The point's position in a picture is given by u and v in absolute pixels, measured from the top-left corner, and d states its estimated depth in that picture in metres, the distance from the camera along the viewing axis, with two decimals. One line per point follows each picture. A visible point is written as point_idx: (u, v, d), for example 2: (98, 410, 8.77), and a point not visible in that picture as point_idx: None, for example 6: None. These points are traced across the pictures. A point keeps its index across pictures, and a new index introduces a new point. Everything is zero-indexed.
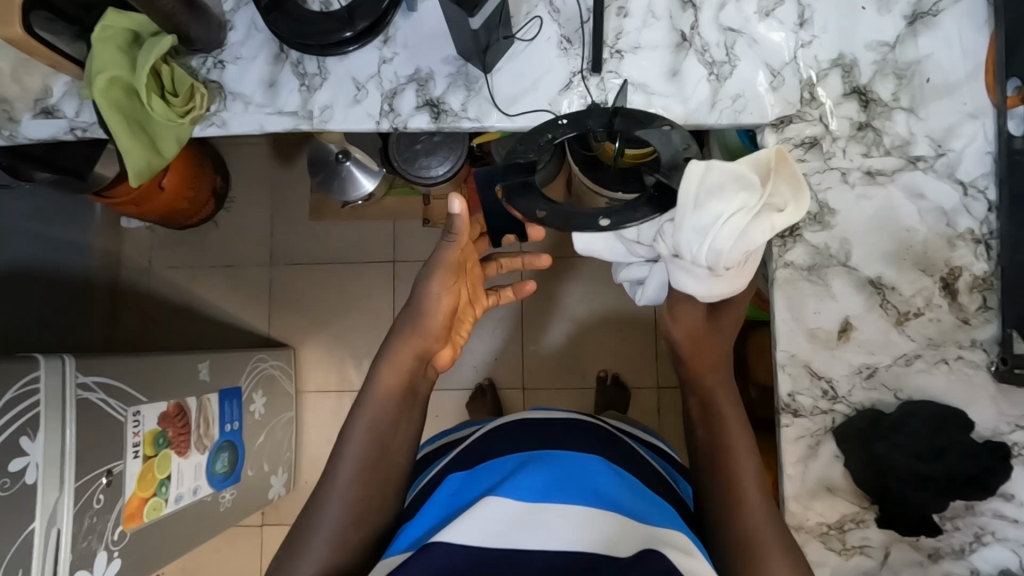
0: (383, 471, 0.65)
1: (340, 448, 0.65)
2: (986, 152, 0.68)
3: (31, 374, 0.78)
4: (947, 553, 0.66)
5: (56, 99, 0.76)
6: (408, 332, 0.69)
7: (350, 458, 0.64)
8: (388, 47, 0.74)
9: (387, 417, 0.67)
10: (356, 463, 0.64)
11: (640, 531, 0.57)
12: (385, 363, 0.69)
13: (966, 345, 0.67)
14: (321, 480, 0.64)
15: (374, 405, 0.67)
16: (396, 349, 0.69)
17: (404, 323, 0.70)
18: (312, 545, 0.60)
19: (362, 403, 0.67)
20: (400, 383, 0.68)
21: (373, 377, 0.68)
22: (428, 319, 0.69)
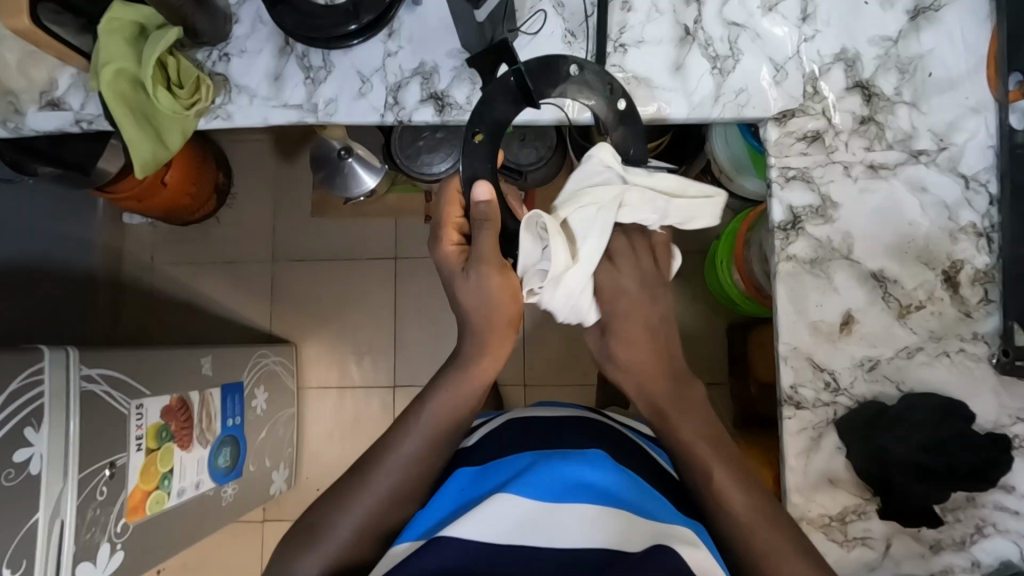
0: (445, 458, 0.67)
1: (411, 419, 0.67)
2: (988, 146, 0.68)
3: (36, 365, 0.78)
4: (948, 544, 0.66)
5: (62, 91, 0.77)
6: (484, 322, 0.67)
7: (422, 433, 0.66)
8: (393, 40, 0.74)
9: (464, 406, 0.68)
10: (425, 439, 0.66)
11: (647, 531, 0.57)
12: (475, 354, 0.68)
13: (968, 338, 0.67)
14: (380, 450, 0.65)
15: (456, 389, 0.68)
16: (485, 342, 0.68)
17: (476, 317, 0.67)
18: (349, 513, 0.61)
19: (447, 384, 0.68)
20: (487, 377, 0.69)
21: (465, 364, 0.68)
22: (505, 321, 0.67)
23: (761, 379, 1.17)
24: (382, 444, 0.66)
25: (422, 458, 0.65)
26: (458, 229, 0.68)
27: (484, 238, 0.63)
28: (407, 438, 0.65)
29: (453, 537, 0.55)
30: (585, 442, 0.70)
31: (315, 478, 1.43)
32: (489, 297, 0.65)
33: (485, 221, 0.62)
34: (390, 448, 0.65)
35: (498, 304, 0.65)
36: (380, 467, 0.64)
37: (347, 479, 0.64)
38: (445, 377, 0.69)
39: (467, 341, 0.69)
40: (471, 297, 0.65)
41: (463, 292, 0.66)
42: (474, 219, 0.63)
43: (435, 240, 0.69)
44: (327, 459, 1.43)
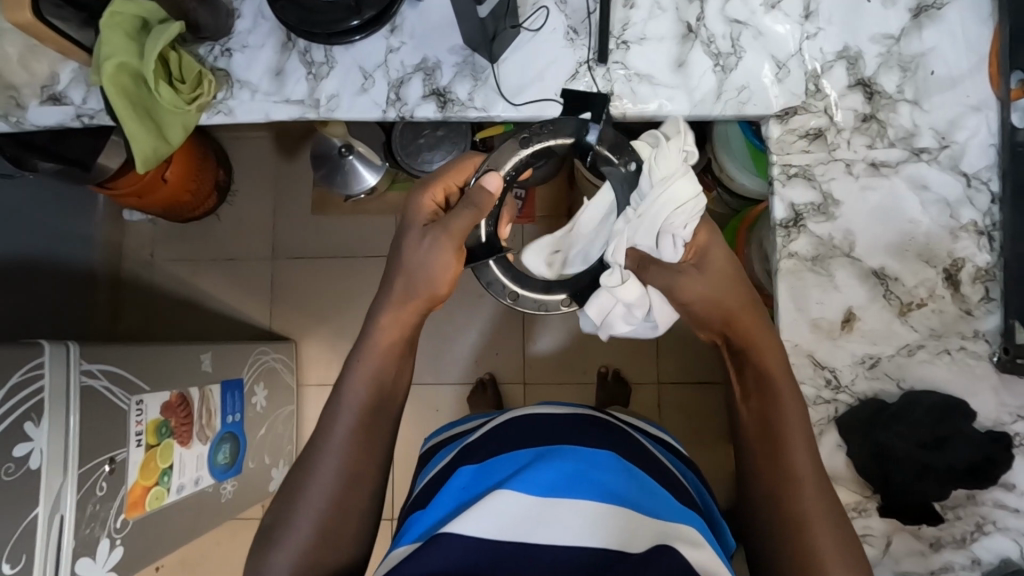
0: (377, 432, 0.66)
1: (336, 399, 0.66)
2: (990, 144, 0.68)
3: (36, 360, 0.78)
4: (948, 542, 0.66)
5: (63, 86, 0.77)
6: (403, 286, 0.67)
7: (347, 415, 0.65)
8: (396, 36, 0.74)
9: (382, 371, 0.67)
10: (353, 416, 0.65)
11: (649, 531, 0.58)
12: (383, 319, 0.68)
13: (969, 336, 0.67)
14: (315, 436, 0.65)
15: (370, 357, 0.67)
16: (393, 306, 0.67)
17: (400, 284, 0.67)
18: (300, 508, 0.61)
19: (361, 357, 0.67)
20: (398, 338, 0.68)
21: (372, 330, 0.68)
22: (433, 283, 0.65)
23: None
24: (316, 434, 0.66)
25: (351, 436, 0.64)
26: (446, 191, 0.69)
27: (462, 219, 0.62)
28: (336, 420, 0.65)
29: (452, 534, 0.55)
30: (583, 439, 0.70)
31: None
32: (432, 267, 0.64)
33: (476, 205, 0.61)
34: (321, 435, 0.65)
35: (437, 268, 0.64)
36: (318, 458, 0.63)
37: (295, 479, 0.63)
38: (358, 350, 0.68)
39: (378, 306, 0.68)
40: (415, 262, 0.65)
41: (410, 257, 0.66)
42: (465, 198, 0.62)
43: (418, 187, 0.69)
44: None
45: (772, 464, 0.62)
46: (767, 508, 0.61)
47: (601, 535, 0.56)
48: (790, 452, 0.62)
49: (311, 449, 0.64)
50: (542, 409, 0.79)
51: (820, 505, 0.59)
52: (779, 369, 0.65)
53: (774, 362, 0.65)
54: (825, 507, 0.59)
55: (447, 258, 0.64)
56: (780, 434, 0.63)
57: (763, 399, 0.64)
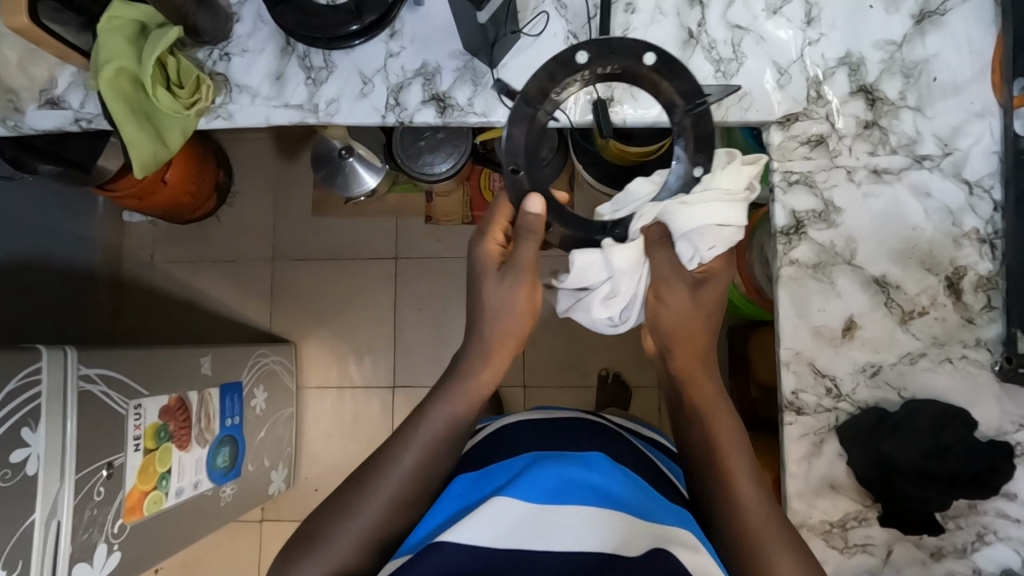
0: (446, 465, 0.64)
1: (410, 433, 0.64)
2: (993, 152, 0.68)
3: (33, 365, 0.78)
4: (950, 552, 0.66)
5: (62, 90, 0.76)
6: (492, 335, 0.65)
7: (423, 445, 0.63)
8: (395, 40, 0.74)
9: (464, 417, 0.65)
10: (422, 455, 0.63)
11: (648, 532, 0.57)
12: (477, 366, 0.66)
13: (971, 344, 0.67)
14: (385, 457, 0.63)
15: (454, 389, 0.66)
16: (487, 354, 0.66)
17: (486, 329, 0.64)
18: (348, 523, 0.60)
19: (446, 398, 0.65)
20: (489, 386, 0.67)
21: (464, 374, 0.66)
22: (516, 331, 0.65)
23: (762, 382, 1.17)
24: (380, 461, 0.63)
25: (416, 470, 0.62)
26: (504, 230, 0.64)
27: (527, 250, 0.61)
28: (405, 453, 0.63)
29: (450, 540, 0.55)
30: (579, 443, 0.70)
31: (315, 478, 1.42)
32: (513, 309, 0.63)
33: (531, 233, 0.60)
34: (388, 467, 0.62)
35: (518, 310, 0.64)
36: (380, 483, 0.61)
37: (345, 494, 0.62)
38: (445, 387, 0.66)
39: (472, 352, 0.66)
40: (490, 305, 0.63)
41: (488, 300, 0.63)
42: (520, 229, 0.61)
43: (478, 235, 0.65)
44: (326, 459, 1.43)
45: (721, 488, 0.62)
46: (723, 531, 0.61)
47: (601, 539, 0.56)
48: (737, 481, 0.62)
49: (374, 477, 0.62)
50: (539, 414, 0.79)
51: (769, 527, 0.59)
52: (721, 407, 0.65)
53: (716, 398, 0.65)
54: (775, 526, 0.59)
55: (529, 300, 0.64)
56: (721, 465, 0.62)
57: (703, 429, 0.64)
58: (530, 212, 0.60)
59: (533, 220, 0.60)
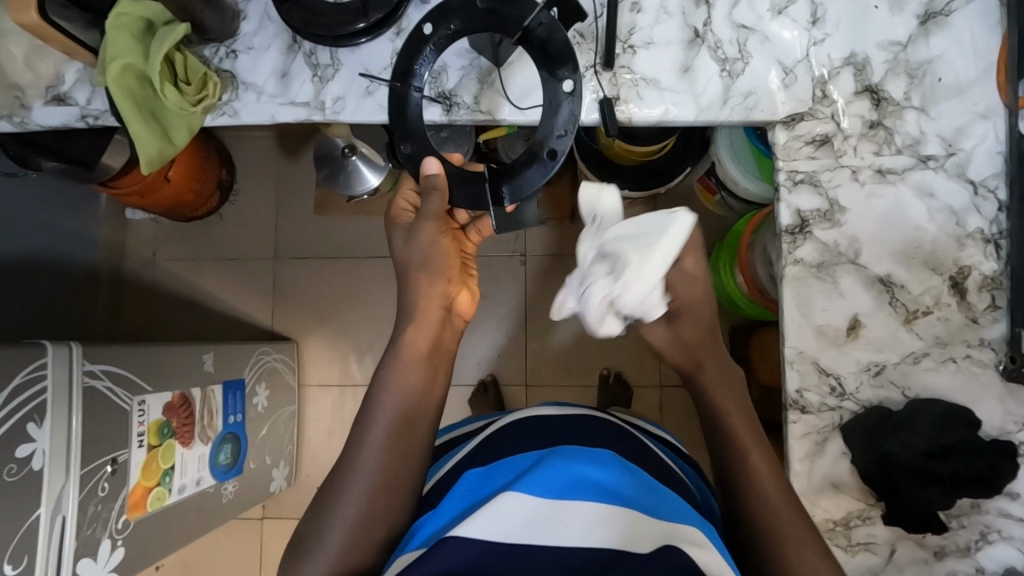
0: (411, 438, 0.67)
1: (367, 413, 0.67)
2: (997, 152, 0.68)
3: (38, 361, 0.78)
4: (952, 551, 0.66)
5: (68, 86, 0.76)
6: (417, 297, 0.73)
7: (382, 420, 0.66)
8: (401, 39, 0.74)
9: (416, 383, 0.69)
10: (388, 424, 0.66)
11: (654, 529, 0.57)
12: (408, 325, 0.72)
13: (975, 344, 0.67)
14: (352, 436, 0.66)
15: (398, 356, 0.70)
16: (415, 312, 0.72)
17: (411, 291, 0.73)
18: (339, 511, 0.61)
19: (390, 367, 0.69)
20: (425, 345, 0.71)
21: (399, 340, 0.71)
22: (437, 275, 0.73)
23: (764, 382, 1.17)
24: (347, 445, 0.66)
25: (384, 447, 0.65)
26: (408, 201, 0.78)
27: (433, 204, 0.69)
28: (370, 428, 0.66)
29: (458, 537, 0.54)
30: (586, 441, 0.70)
31: (315, 477, 1.43)
32: (425, 255, 0.73)
33: (436, 189, 0.68)
34: (355, 449, 0.65)
35: (432, 257, 0.73)
36: (352, 465, 0.64)
37: (328, 485, 0.64)
38: (386, 360, 0.70)
39: (401, 318, 0.73)
40: (410, 263, 0.73)
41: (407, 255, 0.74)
42: (424, 188, 0.68)
43: (391, 219, 0.78)
44: (327, 458, 1.43)
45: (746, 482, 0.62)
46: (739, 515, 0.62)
47: (608, 536, 0.56)
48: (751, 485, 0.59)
49: (343, 460, 0.65)
50: (545, 410, 0.79)
51: (790, 506, 0.60)
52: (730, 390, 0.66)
53: (729, 392, 0.69)
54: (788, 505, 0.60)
55: (442, 242, 0.73)
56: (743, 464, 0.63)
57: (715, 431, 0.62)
58: (430, 173, 0.68)
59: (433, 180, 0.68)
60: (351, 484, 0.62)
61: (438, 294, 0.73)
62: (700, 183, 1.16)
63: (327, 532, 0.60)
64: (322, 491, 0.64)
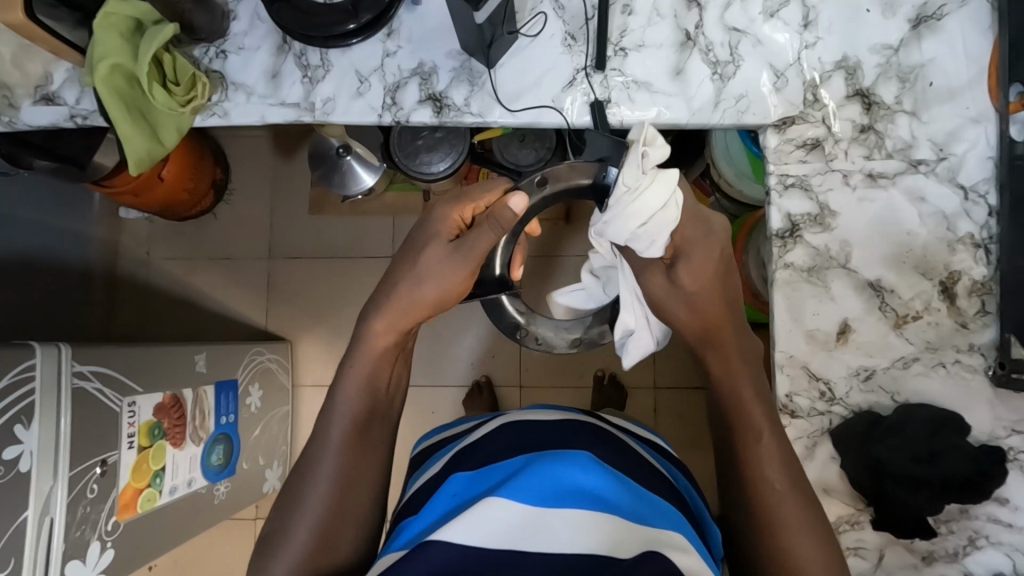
0: (371, 442, 0.66)
1: (331, 403, 0.67)
2: (987, 157, 0.68)
3: (27, 362, 0.77)
4: (941, 556, 0.66)
5: (57, 86, 0.76)
6: (398, 297, 0.68)
7: (343, 419, 0.66)
8: (392, 40, 0.74)
9: (379, 377, 0.68)
10: (349, 418, 0.66)
11: (638, 537, 0.57)
12: (376, 319, 0.69)
13: (964, 350, 0.67)
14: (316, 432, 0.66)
15: (370, 350, 0.68)
16: (389, 307, 0.69)
17: (404, 287, 0.69)
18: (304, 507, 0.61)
19: (358, 360, 0.68)
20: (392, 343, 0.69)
21: (366, 334, 0.69)
22: (444, 290, 0.68)
23: None
24: (314, 435, 0.66)
25: (343, 445, 0.64)
26: (471, 212, 0.71)
27: (481, 237, 0.67)
28: (332, 423, 0.65)
29: (441, 542, 0.54)
30: (571, 443, 0.70)
31: None
32: (440, 273, 0.68)
33: (496, 222, 0.66)
34: (318, 446, 0.65)
35: (448, 279, 0.68)
36: (316, 460, 0.63)
37: (302, 475, 0.63)
38: (354, 350, 0.69)
39: (374, 306, 0.70)
40: (425, 267, 0.69)
41: (422, 264, 0.69)
42: (491, 218, 0.66)
43: (445, 203, 0.72)
44: None
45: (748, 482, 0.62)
46: (746, 517, 0.62)
47: (592, 540, 0.56)
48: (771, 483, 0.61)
49: (309, 450, 0.65)
50: (536, 413, 0.79)
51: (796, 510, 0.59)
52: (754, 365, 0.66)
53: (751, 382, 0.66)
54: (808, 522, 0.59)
55: (454, 267, 0.68)
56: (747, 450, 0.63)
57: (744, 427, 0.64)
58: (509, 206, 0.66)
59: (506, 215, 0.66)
60: (315, 479, 0.62)
61: (430, 299, 0.68)
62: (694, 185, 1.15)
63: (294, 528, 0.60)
64: (288, 481, 0.64)
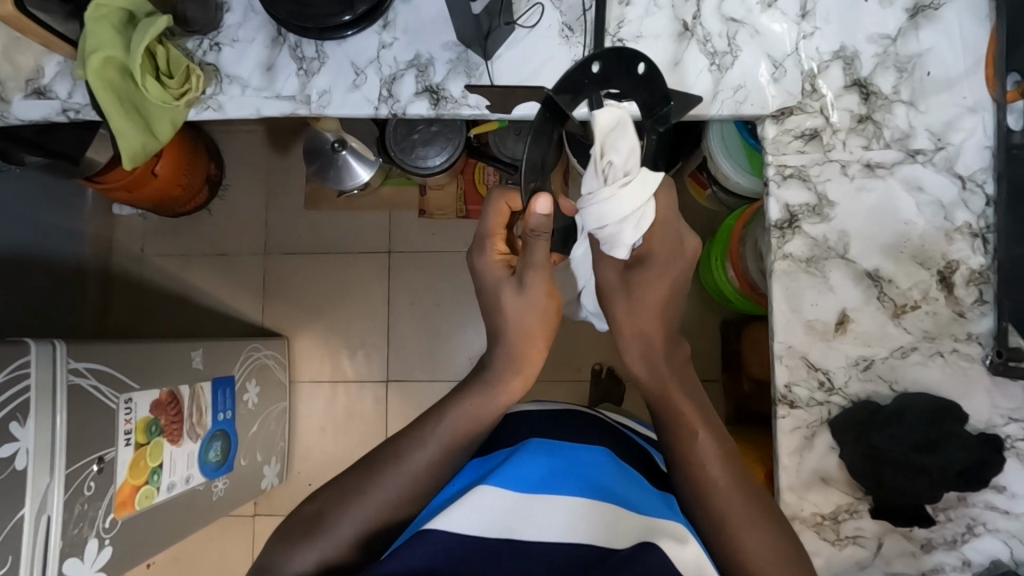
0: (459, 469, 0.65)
1: (430, 425, 0.65)
2: (985, 146, 0.68)
3: (22, 359, 0.77)
4: (939, 544, 0.66)
5: (48, 79, 0.75)
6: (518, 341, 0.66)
7: (436, 447, 0.63)
8: (388, 32, 0.73)
9: (491, 416, 0.67)
10: (444, 444, 0.64)
11: (638, 528, 0.57)
12: (503, 368, 0.67)
13: (962, 338, 0.67)
14: (402, 449, 0.64)
15: (487, 399, 0.67)
16: (519, 359, 0.67)
17: (512, 336, 0.66)
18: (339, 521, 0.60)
19: (475, 396, 0.67)
20: (519, 389, 0.68)
21: (496, 380, 0.67)
22: (546, 330, 0.67)
23: (755, 377, 1.17)
24: (394, 449, 0.64)
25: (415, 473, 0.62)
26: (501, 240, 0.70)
27: (539, 247, 0.63)
28: (424, 445, 0.63)
29: (439, 532, 0.54)
30: (578, 434, 0.70)
31: (308, 472, 1.42)
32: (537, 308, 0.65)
33: (544, 233, 0.61)
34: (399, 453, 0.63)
35: (544, 313, 0.66)
36: (374, 476, 0.62)
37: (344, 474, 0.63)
38: (470, 390, 0.67)
39: (498, 358, 0.68)
40: (512, 312, 0.66)
41: (504, 304, 0.66)
42: (530, 231, 0.61)
43: (476, 249, 0.70)
44: (319, 454, 1.43)
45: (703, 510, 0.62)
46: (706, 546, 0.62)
47: (595, 531, 0.56)
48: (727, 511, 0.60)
49: (379, 460, 0.63)
50: (537, 406, 0.79)
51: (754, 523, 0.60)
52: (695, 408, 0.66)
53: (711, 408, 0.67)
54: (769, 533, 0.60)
55: (553, 299, 0.66)
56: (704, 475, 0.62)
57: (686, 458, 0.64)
58: (538, 212, 0.60)
59: (538, 219, 0.60)
60: (382, 488, 0.61)
61: (543, 349, 0.68)
62: (692, 178, 1.15)
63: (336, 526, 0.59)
64: (338, 478, 0.64)
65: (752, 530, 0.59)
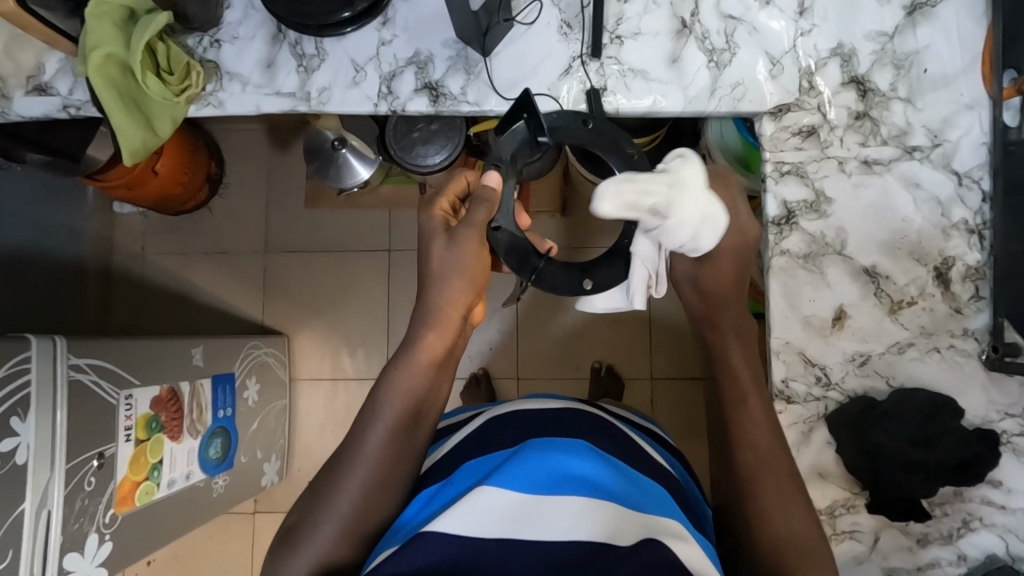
0: (407, 451, 0.65)
1: (369, 408, 0.65)
2: (982, 143, 0.68)
3: (23, 355, 0.78)
4: (935, 538, 0.67)
5: (49, 76, 0.75)
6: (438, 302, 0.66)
7: (378, 432, 0.64)
8: (388, 29, 0.73)
9: (421, 388, 0.66)
10: (387, 426, 0.64)
11: (637, 525, 0.57)
12: (422, 330, 0.67)
13: (959, 334, 0.68)
14: (350, 439, 0.64)
15: (413, 367, 0.66)
16: (434, 314, 0.66)
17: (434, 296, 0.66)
18: (325, 516, 0.60)
19: (400, 368, 0.66)
20: (440, 350, 0.67)
21: (413, 341, 0.67)
22: (468, 281, 0.66)
23: None
24: (347, 440, 0.64)
25: (380, 456, 0.63)
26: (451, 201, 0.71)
27: (479, 213, 0.65)
28: (368, 431, 0.64)
29: (438, 534, 0.54)
30: (573, 434, 0.70)
31: (308, 469, 1.42)
32: (462, 266, 0.65)
33: (487, 200, 0.64)
34: (356, 441, 0.64)
35: (465, 266, 0.65)
36: (343, 470, 0.62)
37: (333, 466, 0.63)
38: (396, 361, 0.67)
39: (417, 321, 0.68)
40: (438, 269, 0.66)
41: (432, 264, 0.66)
42: (475, 199, 0.65)
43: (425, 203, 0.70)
44: (319, 451, 1.43)
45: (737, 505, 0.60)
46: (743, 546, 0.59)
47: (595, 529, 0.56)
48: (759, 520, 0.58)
49: (342, 454, 0.64)
50: (531, 404, 0.79)
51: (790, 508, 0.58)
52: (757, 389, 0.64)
53: (750, 366, 0.65)
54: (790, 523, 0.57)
55: (479, 252, 0.66)
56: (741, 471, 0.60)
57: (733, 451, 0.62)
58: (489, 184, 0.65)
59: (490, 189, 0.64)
60: (348, 483, 0.61)
61: (463, 300, 0.67)
62: None
63: (323, 523, 0.60)
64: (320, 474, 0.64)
65: (781, 509, 0.58)
